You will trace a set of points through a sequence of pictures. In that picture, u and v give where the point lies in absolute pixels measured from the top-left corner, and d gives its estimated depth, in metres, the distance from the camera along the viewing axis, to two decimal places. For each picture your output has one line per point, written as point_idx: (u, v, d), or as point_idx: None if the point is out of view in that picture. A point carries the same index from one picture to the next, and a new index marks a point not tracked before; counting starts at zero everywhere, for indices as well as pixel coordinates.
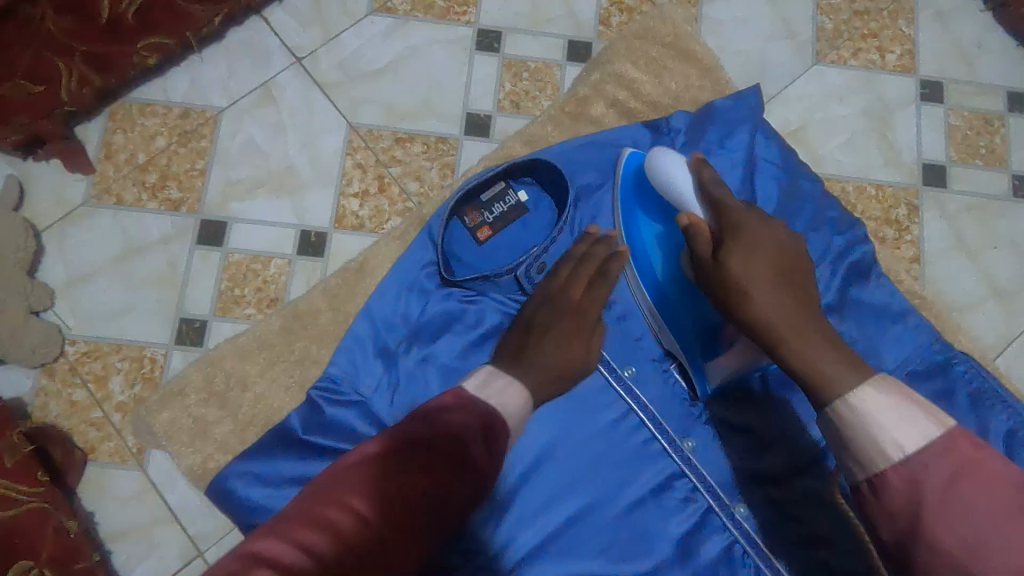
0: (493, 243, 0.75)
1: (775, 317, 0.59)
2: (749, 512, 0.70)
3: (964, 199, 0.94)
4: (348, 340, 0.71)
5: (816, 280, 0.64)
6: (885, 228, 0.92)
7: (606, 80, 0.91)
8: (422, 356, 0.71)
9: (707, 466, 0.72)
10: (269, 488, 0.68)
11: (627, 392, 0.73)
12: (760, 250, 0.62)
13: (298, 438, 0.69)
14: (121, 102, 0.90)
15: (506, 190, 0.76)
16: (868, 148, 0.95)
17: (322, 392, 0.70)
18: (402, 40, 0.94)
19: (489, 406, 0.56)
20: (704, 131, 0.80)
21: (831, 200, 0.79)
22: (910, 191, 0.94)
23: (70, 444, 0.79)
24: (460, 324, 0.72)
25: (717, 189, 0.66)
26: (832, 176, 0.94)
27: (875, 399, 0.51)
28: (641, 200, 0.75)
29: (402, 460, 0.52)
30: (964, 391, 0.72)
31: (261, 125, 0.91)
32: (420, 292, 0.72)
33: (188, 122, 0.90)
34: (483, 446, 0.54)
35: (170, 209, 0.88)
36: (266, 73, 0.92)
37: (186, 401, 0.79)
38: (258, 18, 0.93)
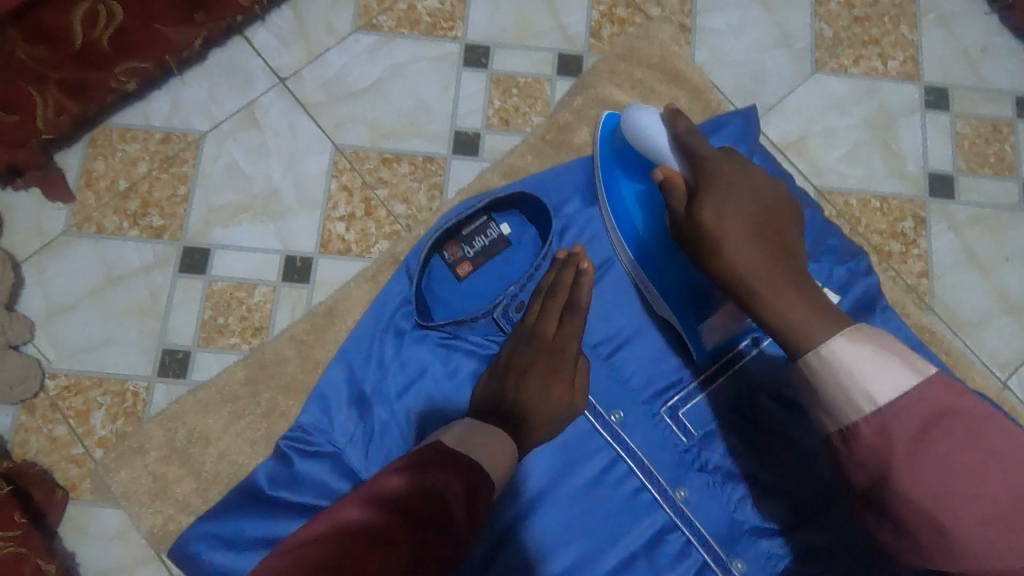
0: (473, 280, 0.73)
1: (746, 266, 0.54)
2: (747, 568, 0.67)
3: (972, 210, 0.90)
4: (320, 388, 0.68)
5: (797, 225, 0.59)
6: (891, 242, 0.89)
7: (589, 105, 0.88)
8: (402, 401, 0.68)
9: (702, 518, 0.68)
10: (232, 551, 0.65)
11: (615, 439, 0.69)
12: (737, 198, 0.57)
13: (264, 494, 0.66)
14: (101, 128, 0.88)
15: (487, 223, 0.73)
16: (871, 159, 0.92)
17: (292, 443, 0.68)
18: (387, 57, 0.92)
19: (462, 456, 0.52)
20: None
21: (832, 228, 0.76)
22: (917, 203, 0.90)
23: (50, 483, 0.77)
24: (437, 368, 0.69)
25: (694, 140, 0.62)
26: (834, 189, 0.90)
27: (851, 349, 0.47)
28: (620, 159, 0.72)
29: (365, 531, 0.44)
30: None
31: (244, 149, 0.89)
32: (397, 333, 0.70)
33: (170, 146, 0.88)
34: (462, 506, 0.47)
35: (152, 236, 0.86)
36: (249, 94, 0.90)
37: (169, 436, 0.77)
38: (240, 38, 0.91)
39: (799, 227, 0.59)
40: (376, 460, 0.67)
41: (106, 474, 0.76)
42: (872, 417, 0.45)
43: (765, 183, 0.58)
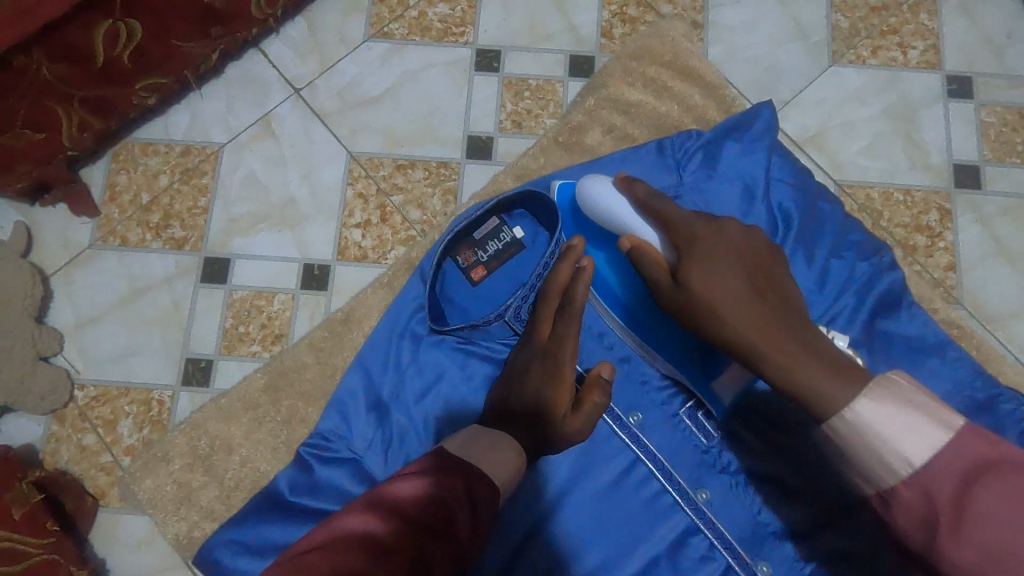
0: (488, 284, 0.72)
1: (746, 329, 0.53)
2: (773, 570, 0.65)
3: (1001, 200, 0.88)
4: (341, 393, 0.69)
5: (786, 271, 0.59)
6: (916, 236, 0.87)
7: (600, 104, 0.88)
8: (420, 405, 0.69)
9: (724, 519, 0.67)
10: (257, 556, 0.65)
11: (634, 441, 0.69)
12: (721, 258, 0.57)
13: (286, 500, 0.67)
14: (123, 143, 0.90)
15: (500, 227, 0.73)
16: (893, 151, 0.90)
17: (313, 450, 0.68)
18: (400, 65, 0.93)
19: (465, 461, 0.51)
20: (718, 151, 0.75)
21: (851, 222, 0.74)
22: (942, 195, 0.88)
23: (80, 491, 0.79)
24: (454, 373, 0.69)
25: (656, 202, 0.63)
26: (855, 183, 0.89)
27: (874, 409, 0.42)
28: (582, 228, 0.72)
29: (365, 539, 0.44)
30: (1015, 428, 0.65)
31: (262, 160, 0.90)
32: (413, 339, 0.70)
33: (191, 159, 0.90)
34: (462, 512, 0.46)
35: (174, 248, 0.88)
36: (265, 106, 0.92)
37: (191, 442, 0.78)
38: (255, 51, 0.93)
39: (788, 272, 0.59)
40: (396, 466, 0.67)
41: (133, 481, 0.78)
42: (911, 481, 0.41)
43: (742, 236, 0.59)
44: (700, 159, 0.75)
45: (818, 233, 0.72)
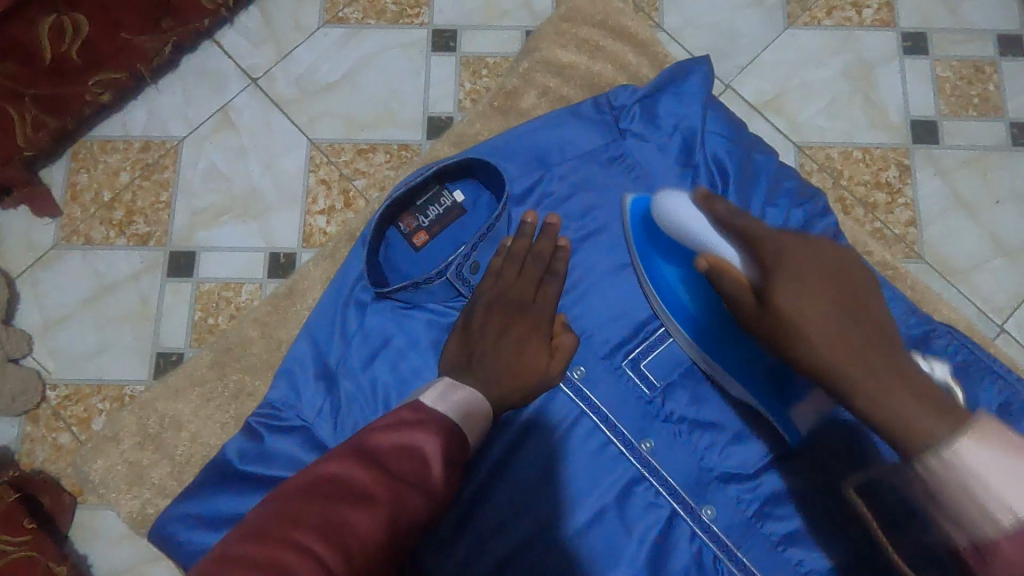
0: (430, 249, 0.71)
1: (839, 361, 0.48)
2: (718, 513, 0.65)
3: (958, 153, 0.89)
4: (288, 361, 0.68)
5: (878, 292, 0.53)
6: (876, 193, 0.88)
7: (534, 67, 0.87)
8: (368, 371, 0.68)
9: (669, 468, 0.66)
10: (211, 530, 0.64)
11: (577, 394, 0.68)
12: (814, 279, 0.51)
13: (235, 469, 0.66)
14: (81, 141, 0.90)
15: (441, 192, 0.72)
16: (851, 112, 0.90)
17: (262, 419, 0.67)
18: (356, 49, 0.92)
19: (445, 416, 0.51)
20: (658, 106, 0.75)
21: (787, 171, 0.74)
22: (901, 151, 0.89)
23: (57, 489, 0.79)
24: (398, 339, 0.68)
25: (739, 217, 0.56)
26: (814, 144, 0.89)
27: (982, 453, 0.41)
28: (654, 242, 0.68)
29: (350, 491, 0.44)
30: (952, 363, 0.66)
31: (222, 151, 0.90)
32: (358, 308, 0.69)
33: (150, 154, 0.90)
34: (441, 464, 0.47)
35: (138, 244, 0.87)
36: (223, 97, 0.91)
37: (140, 422, 0.78)
38: (210, 42, 0.92)
39: (878, 292, 0.54)
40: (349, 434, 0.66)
41: (85, 463, 0.77)
42: (1015, 533, 0.39)
43: (835, 253, 0.53)
44: (638, 113, 0.75)
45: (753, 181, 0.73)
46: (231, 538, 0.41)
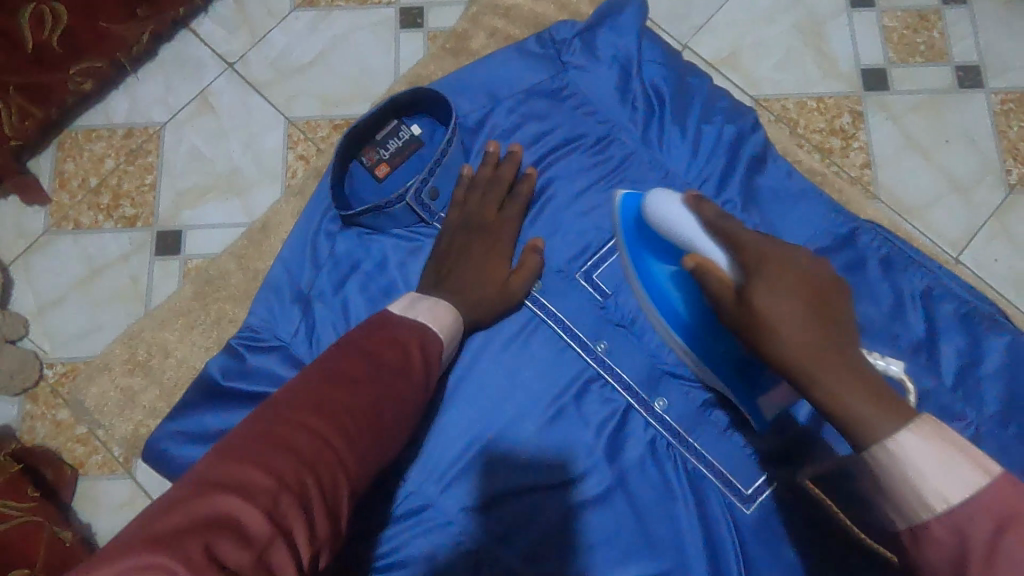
0: (393, 180, 0.74)
1: (801, 352, 0.50)
2: (669, 404, 0.68)
3: (909, 98, 0.93)
4: (267, 288, 0.71)
5: (850, 301, 0.55)
6: (831, 138, 0.92)
7: (483, 11, 0.92)
8: (339, 294, 0.70)
9: (623, 366, 0.70)
10: (201, 444, 0.68)
11: (535, 305, 0.71)
12: (789, 283, 0.53)
13: (219, 386, 0.69)
14: (67, 131, 0.94)
15: (399, 126, 0.75)
16: (803, 63, 0.94)
17: (243, 341, 0.70)
18: (328, 30, 0.96)
19: (415, 326, 0.59)
20: (597, 39, 0.77)
21: (721, 91, 0.77)
22: (853, 99, 0.93)
23: (58, 462, 0.82)
24: (367, 264, 0.71)
25: (728, 223, 0.58)
26: (770, 96, 0.93)
27: (921, 445, 0.43)
28: (646, 241, 0.67)
29: (341, 385, 0.51)
30: (875, 258, 0.69)
31: (202, 133, 0.94)
32: (328, 237, 0.72)
33: (134, 140, 0.93)
34: (418, 354, 0.56)
35: (126, 226, 0.91)
36: (201, 82, 0.95)
37: (130, 351, 0.84)
38: (186, 31, 0.96)
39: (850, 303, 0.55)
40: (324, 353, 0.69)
41: (78, 390, 0.84)
42: (944, 517, 0.42)
43: (813, 263, 0.54)
44: (578, 44, 0.77)
45: (689, 102, 0.75)
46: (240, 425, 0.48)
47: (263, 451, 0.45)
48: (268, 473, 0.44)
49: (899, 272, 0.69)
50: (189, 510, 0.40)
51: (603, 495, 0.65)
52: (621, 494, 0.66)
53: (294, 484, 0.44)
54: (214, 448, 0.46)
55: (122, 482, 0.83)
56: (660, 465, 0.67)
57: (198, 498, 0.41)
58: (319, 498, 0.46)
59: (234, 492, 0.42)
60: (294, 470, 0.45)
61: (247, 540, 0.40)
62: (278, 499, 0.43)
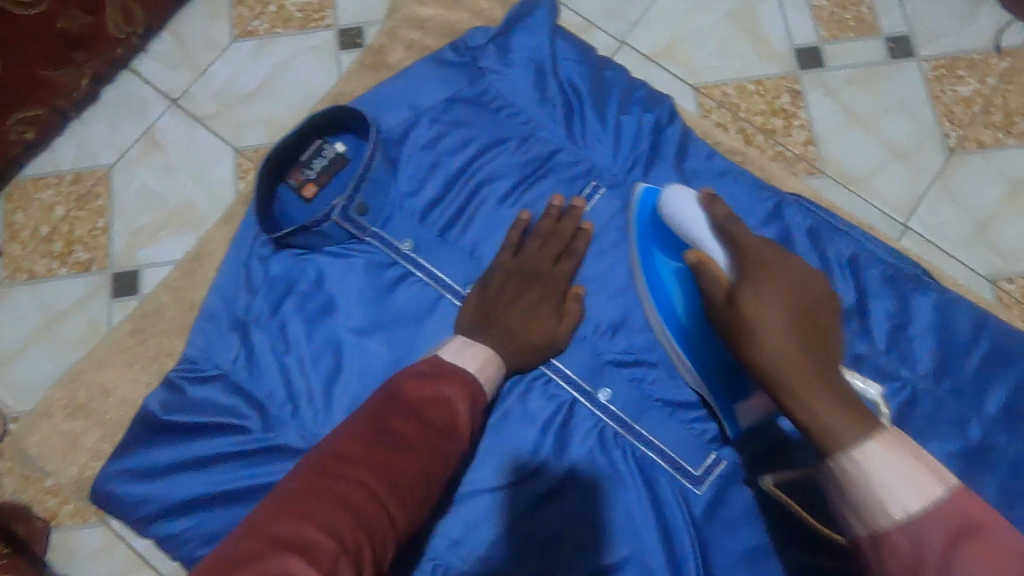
0: (322, 199, 0.72)
1: (783, 359, 0.50)
2: (614, 394, 0.68)
3: (845, 72, 0.95)
4: (203, 317, 0.71)
5: (841, 326, 0.54)
6: (773, 119, 0.93)
7: (399, 25, 0.90)
8: (278, 317, 0.70)
9: (566, 361, 0.69)
10: (147, 481, 0.68)
11: None
12: (781, 291, 0.53)
13: (161, 420, 0.69)
14: (15, 182, 0.93)
15: (323, 145, 0.73)
16: (739, 49, 0.96)
17: (182, 372, 0.70)
18: (269, 58, 0.97)
19: (460, 370, 0.55)
20: (512, 43, 0.77)
21: (637, 84, 0.78)
22: (790, 78, 0.95)
23: (29, 516, 0.81)
24: (302, 285, 0.70)
25: (735, 226, 0.58)
26: (710, 83, 0.95)
27: (886, 456, 0.42)
28: (656, 236, 0.68)
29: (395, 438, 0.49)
30: (800, 230, 0.71)
31: (151, 172, 0.93)
32: (260, 260, 0.71)
33: (83, 184, 0.93)
34: (468, 410, 0.53)
35: (81, 271, 0.90)
36: (146, 121, 0.95)
37: (70, 395, 0.81)
38: (127, 72, 0.96)
39: (842, 329, 0.54)
40: (264, 378, 0.69)
41: (21, 438, 0.81)
42: (902, 525, 0.40)
43: (810, 279, 0.54)
44: (491, 50, 0.76)
45: (610, 94, 0.76)
46: (296, 474, 0.46)
47: (322, 508, 0.43)
48: (325, 532, 0.41)
49: (825, 239, 0.70)
50: (255, 569, 0.38)
51: (554, 490, 0.65)
52: (572, 488, 0.65)
53: (351, 547, 0.42)
54: (269, 506, 0.44)
55: (97, 531, 0.82)
56: (608, 453, 0.67)
57: (265, 558, 0.39)
58: (371, 561, 0.43)
59: (297, 555, 0.39)
60: (350, 531, 0.42)
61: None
62: (338, 562, 0.40)
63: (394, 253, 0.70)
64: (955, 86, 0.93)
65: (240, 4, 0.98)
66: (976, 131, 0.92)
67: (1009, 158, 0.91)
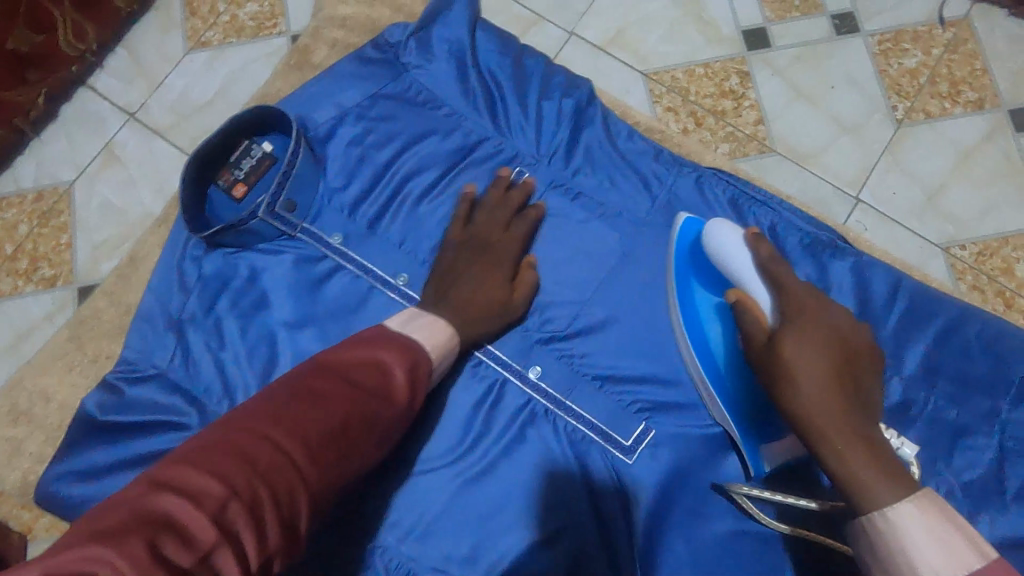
0: (252, 198, 0.73)
1: (813, 399, 0.52)
2: (543, 371, 0.69)
3: (791, 51, 0.96)
4: (138, 320, 0.72)
5: (876, 380, 0.56)
6: (723, 101, 0.94)
7: (323, 25, 0.91)
8: (211, 315, 0.71)
9: (497, 343, 0.70)
10: (91, 483, 0.68)
11: (405, 297, 0.70)
12: (816, 335, 0.56)
13: (98, 421, 0.69)
14: None
15: (251, 145, 0.74)
16: (686, 33, 0.97)
17: (119, 374, 0.71)
18: (223, 67, 0.98)
19: (406, 338, 0.57)
20: (432, 39, 0.78)
21: (555, 69, 0.79)
22: (738, 60, 0.96)
23: (5, 529, 0.78)
24: (234, 284, 0.71)
25: (779, 268, 0.61)
26: (660, 69, 0.96)
27: (920, 518, 0.44)
28: (694, 273, 0.68)
29: (314, 397, 0.49)
30: (723, 204, 0.73)
31: (111, 185, 0.94)
32: (193, 262, 0.72)
33: (45, 202, 0.94)
34: (401, 375, 0.54)
35: (47, 287, 0.91)
36: (104, 135, 0.96)
37: (11, 401, 0.81)
38: (85, 88, 0.97)
39: (875, 384, 0.56)
40: (200, 375, 0.70)
41: None
42: None
43: (847, 328, 0.57)
44: (410, 47, 0.78)
45: (544, 84, 0.77)
46: (214, 428, 0.47)
47: (225, 458, 0.43)
48: (218, 482, 0.41)
49: (747, 213, 0.72)
50: (128, 506, 0.39)
51: (487, 467, 0.67)
52: (504, 463, 0.67)
53: (244, 494, 0.41)
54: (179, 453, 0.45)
55: None
56: (537, 428, 0.68)
57: (146, 499, 0.39)
58: (273, 513, 0.43)
59: (183, 497, 0.40)
60: (245, 480, 0.42)
61: (192, 544, 0.38)
62: (227, 506, 0.41)
63: (324, 247, 0.71)
64: (900, 59, 0.95)
65: (193, 16, 0.99)
66: (922, 102, 0.93)
67: (957, 127, 0.92)
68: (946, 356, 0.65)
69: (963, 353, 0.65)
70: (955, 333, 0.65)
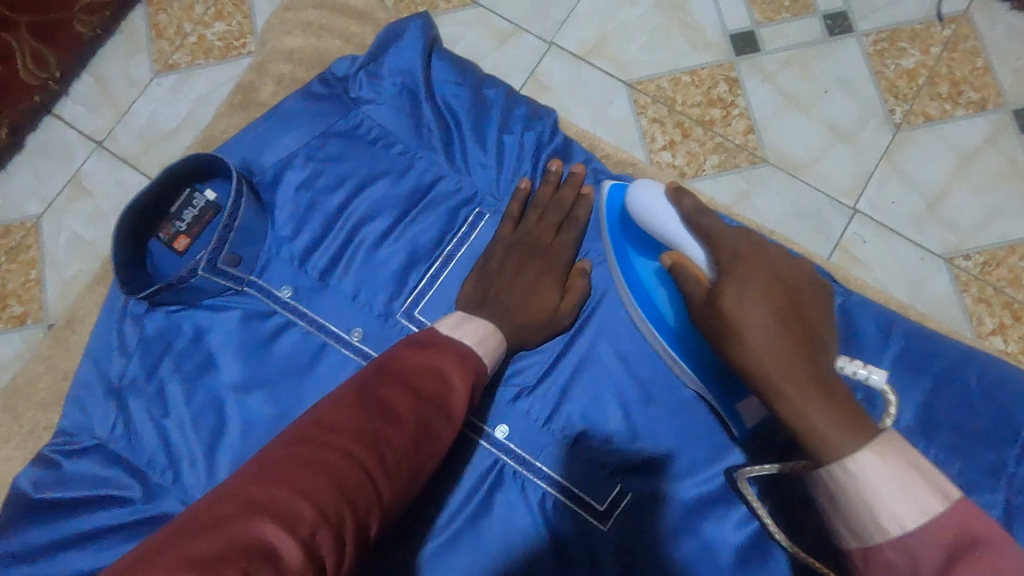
0: (194, 250, 0.71)
1: (764, 355, 0.49)
2: (510, 430, 0.66)
3: (782, 54, 0.91)
4: (76, 388, 0.69)
5: (827, 320, 0.54)
6: (711, 110, 0.90)
7: (266, 59, 0.89)
8: (154, 381, 0.68)
9: None
10: (25, 566, 0.63)
11: (358, 353, 0.68)
12: (758, 283, 0.52)
13: (30, 499, 0.65)
14: None
15: (192, 195, 0.72)
16: (670, 39, 0.93)
17: (53, 447, 0.67)
18: (191, 91, 0.94)
19: (468, 349, 0.57)
20: (383, 68, 0.75)
21: (516, 98, 0.76)
22: (726, 66, 0.91)
23: None
24: (179, 344, 0.69)
25: (703, 219, 0.57)
26: (643, 78, 0.92)
27: (879, 466, 0.43)
28: (629, 236, 0.68)
29: (381, 409, 0.49)
30: None
31: (79, 219, 0.91)
32: (134, 321, 0.69)
33: (12, 237, 0.91)
34: (460, 382, 0.53)
35: (16, 325, 0.88)
36: (70, 166, 0.93)
37: None
38: (50, 117, 0.94)
39: (826, 324, 0.53)
40: (141, 445, 0.67)
41: None
42: (897, 541, 0.41)
43: (788, 268, 0.54)
44: (362, 79, 0.75)
45: (513, 113, 0.75)
46: (287, 439, 0.47)
47: (311, 478, 0.43)
48: (311, 506, 0.41)
49: None
50: (224, 534, 0.38)
51: (455, 535, 0.64)
52: (472, 532, 0.64)
53: (335, 520, 0.42)
54: (257, 471, 0.44)
55: None
56: (505, 492, 0.65)
57: (240, 523, 0.39)
58: (356, 532, 0.43)
59: (275, 522, 0.39)
60: (335, 505, 0.42)
61: None
62: (319, 534, 0.40)
63: (273, 302, 0.69)
64: (898, 59, 0.90)
65: (160, 37, 0.96)
66: (922, 104, 0.89)
67: (959, 129, 0.88)
68: (938, 390, 0.63)
69: (956, 386, 0.62)
70: (947, 365, 0.63)
